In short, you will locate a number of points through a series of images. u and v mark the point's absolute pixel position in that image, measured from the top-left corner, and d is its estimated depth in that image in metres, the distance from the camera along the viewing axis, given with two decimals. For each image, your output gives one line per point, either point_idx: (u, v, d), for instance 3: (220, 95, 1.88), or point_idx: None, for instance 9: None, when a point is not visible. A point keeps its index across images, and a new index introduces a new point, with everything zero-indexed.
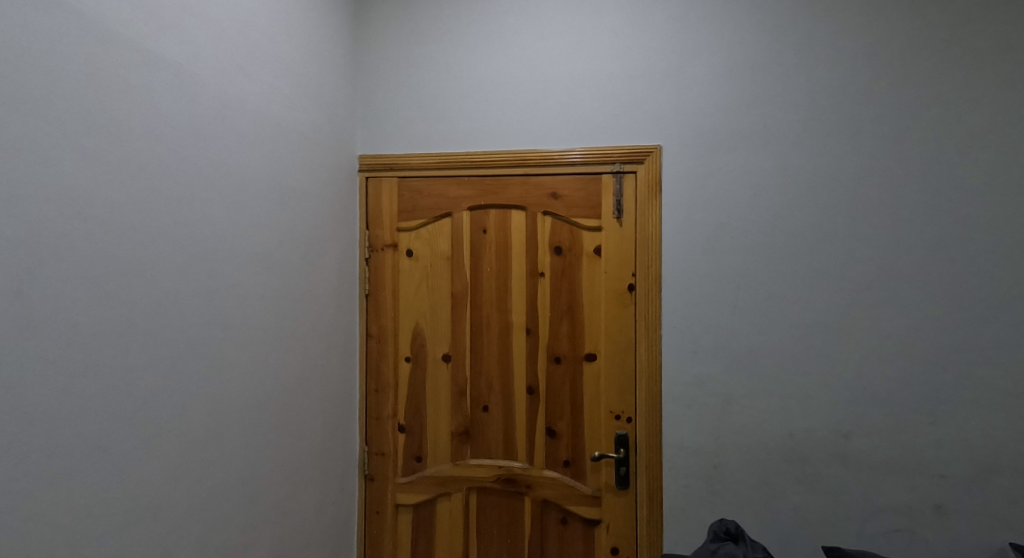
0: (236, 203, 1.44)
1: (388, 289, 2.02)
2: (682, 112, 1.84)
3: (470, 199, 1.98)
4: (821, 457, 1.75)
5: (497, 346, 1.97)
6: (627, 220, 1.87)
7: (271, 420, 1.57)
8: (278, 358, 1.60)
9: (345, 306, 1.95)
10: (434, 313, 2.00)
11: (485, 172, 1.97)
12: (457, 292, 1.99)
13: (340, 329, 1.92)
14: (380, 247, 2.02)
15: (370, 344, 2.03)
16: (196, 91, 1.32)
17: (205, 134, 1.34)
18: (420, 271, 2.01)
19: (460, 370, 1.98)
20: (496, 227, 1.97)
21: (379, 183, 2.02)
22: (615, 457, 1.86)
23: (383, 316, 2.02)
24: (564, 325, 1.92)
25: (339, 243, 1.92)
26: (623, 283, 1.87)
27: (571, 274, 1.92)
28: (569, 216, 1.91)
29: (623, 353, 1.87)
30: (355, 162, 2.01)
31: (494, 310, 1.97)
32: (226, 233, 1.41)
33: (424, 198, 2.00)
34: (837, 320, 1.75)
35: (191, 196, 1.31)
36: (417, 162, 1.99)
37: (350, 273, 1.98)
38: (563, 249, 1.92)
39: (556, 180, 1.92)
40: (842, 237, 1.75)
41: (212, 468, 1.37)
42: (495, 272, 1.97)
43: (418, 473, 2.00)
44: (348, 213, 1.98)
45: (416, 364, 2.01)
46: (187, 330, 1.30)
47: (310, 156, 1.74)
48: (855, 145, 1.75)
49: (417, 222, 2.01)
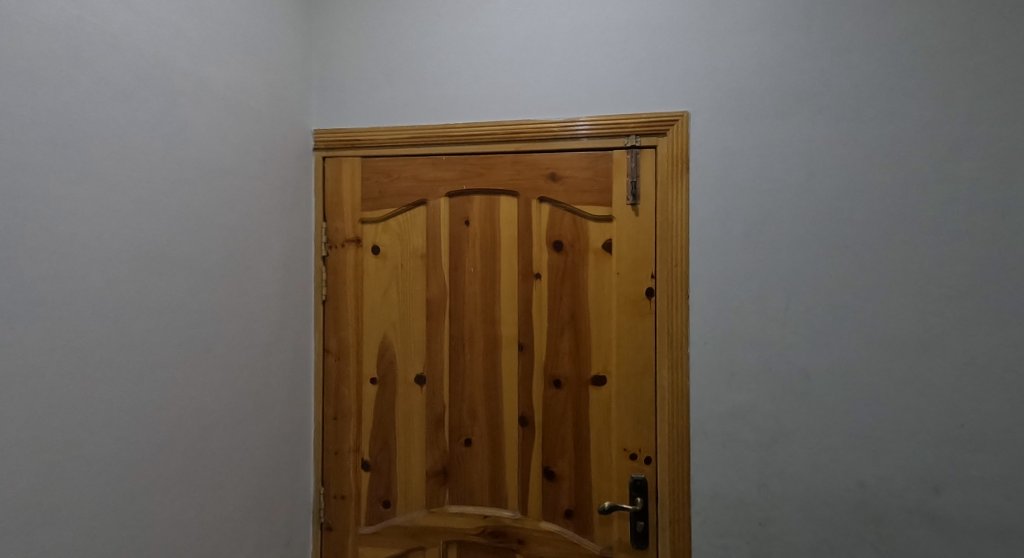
0: (104, 181, 1.08)
1: (350, 295, 1.65)
2: (716, 69, 1.44)
3: (449, 183, 1.60)
4: (902, 517, 1.34)
5: (482, 365, 1.58)
6: (645, 207, 1.48)
7: (168, 467, 1.20)
8: (181, 385, 1.23)
9: (295, 316, 1.58)
10: (406, 324, 1.63)
11: (467, 149, 1.58)
12: (433, 298, 1.61)
13: (288, 344, 1.55)
14: (340, 243, 1.65)
15: (328, 362, 1.65)
16: (23, 15, 0.96)
17: (40, 79, 0.98)
18: (389, 273, 1.64)
19: (437, 396, 1.60)
20: (481, 218, 1.59)
21: (339, 164, 1.65)
22: (630, 509, 1.46)
23: (344, 328, 1.65)
24: (565, 341, 1.53)
25: (287, 238, 1.55)
26: (640, 287, 1.48)
27: (574, 275, 1.53)
28: (571, 204, 1.53)
29: (639, 376, 1.48)
30: (310, 138, 1.64)
31: (478, 321, 1.59)
32: (85, 220, 1.05)
33: (393, 183, 1.63)
34: (922, 336, 1.34)
35: (18, 163, 0.96)
36: (384, 138, 1.62)
37: (303, 275, 1.61)
38: (564, 245, 1.53)
39: (555, 158, 1.54)
40: (929, 228, 1.34)
41: (58, 540, 1.02)
42: (480, 274, 1.59)
43: (386, 522, 1.62)
44: (301, 202, 1.60)
45: (384, 387, 1.63)
46: (9, 349, 0.95)
47: (237, 127, 1.37)
48: (946, 108, 1.34)
49: (385, 213, 1.63)
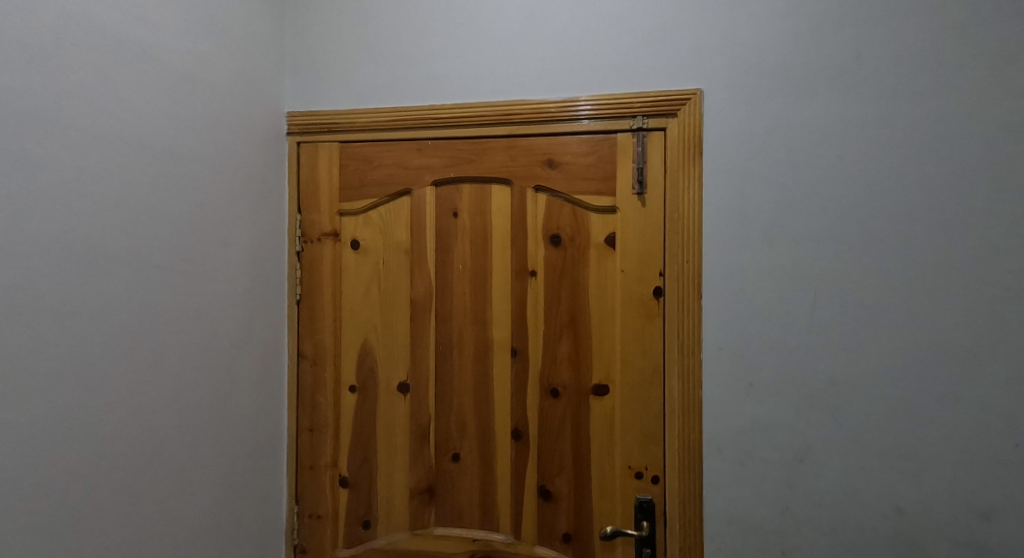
0: (15, 158, 0.93)
1: (327, 294, 1.50)
2: (734, 41, 1.29)
3: (436, 170, 1.45)
4: (946, 547, 1.18)
5: (471, 373, 1.43)
6: (653, 196, 1.33)
7: (108, 488, 1.05)
8: (125, 396, 1.08)
9: (265, 315, 1.43)
10: (389, 327, 1.48)
11: (456, 133, 1.43)
12: (418, 298, 1.46)
13: (256, 347, 1.40)
14: (317, 237, 1.50)
15: (303, 368, 1.50)
16: None
17: None
18: (370, 270, 1.49)
19: (422, 406, 1.45)
20: (472, 209, 1.44)
21: (315, 150, 1.50)
22: (635, 535, 1.31)
23: (320, 331, 1.50)
24: (563, 346, 1.38)
25: (256, 229, 1.40)
26: (646, 285, 1.33)
27: (573, 273, 1.37)
28: (570, 193, 1.37)
29: (646, 384, 1.32)
30: (283, 121, 1.49)
31: (468, 323, 1.44)
32: None
33: (375, 171, 1.48)
34: (969, 342, 1.18)
35: None
36: (365, 121, 1.46)
37: (274, 271, 1.46)
38: (562, 238, 1.38)
39: (553, 142, 1.38)
40: (977, 220, 1.18)
41: None
42: (470, 272, 1.44)
43: (366, 545, 1.47)
44: (272, 190, 1.45)
45: (364, 396, 1.48)
46: None
47: (192, 103, 1.22)
48: (998, 83, 1.18)
49: (366, 203, 1.48)
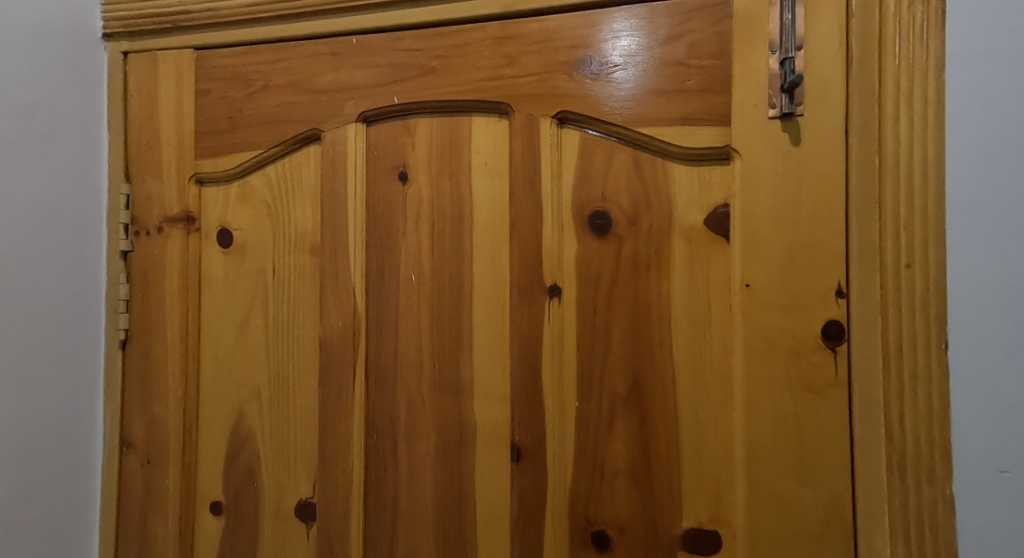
0: None
1: (172, 332, 0.81)
2: None
3: (365, 94, 0.75)
4: None
5: (432, 488, 0.72)
6: (819, 122, 0.60)
7: None
8: None
9: (41, 373, 0.74)
10: (281, 393, 0.78)
11: (404, 19, 0.73)
12: (331, 340, 0.75)
13: (14, 438, 0.71)
14: (157, 225, 0.81)
15: (129, 467, 0.81)
16: None
17: None
18: (248, 286, 0.79)
19: (337, 551, 0.74)
20: (433, 166, 0.73)
21: (153, 66, 0.82)
22: None
23: (158, 400, 0.80)
24: (617, 444, 0.66)
25: (14, 205, 0.71)
26: (804, 320, 0.60)
27: (637, 291, 0.66)
28: (632, 124, 0.66)
29: (811, 541, 0.59)
30: (96, 14, 0.81)
31: (425, 390, 0.73)
32: None
33: (256, 99, 0.79)
34: None
35: None
36: (237, 6, 0.78)
37: (70, 287, 0.78)
38: (613, 220, 0.67)
39: (594, 24, 0.67)
40: None
41: None
42: (429, 289, 0.73)
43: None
44: (65, 134, 0.77)
45: (234, 524, 0.78)
46: None
47: None
48: None
49: (240, 161, 0.79)
